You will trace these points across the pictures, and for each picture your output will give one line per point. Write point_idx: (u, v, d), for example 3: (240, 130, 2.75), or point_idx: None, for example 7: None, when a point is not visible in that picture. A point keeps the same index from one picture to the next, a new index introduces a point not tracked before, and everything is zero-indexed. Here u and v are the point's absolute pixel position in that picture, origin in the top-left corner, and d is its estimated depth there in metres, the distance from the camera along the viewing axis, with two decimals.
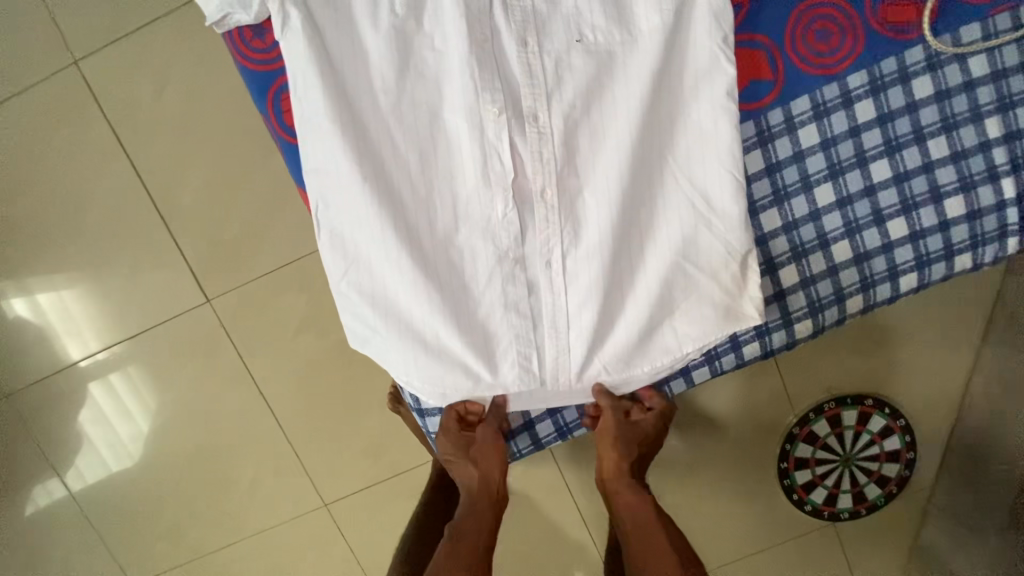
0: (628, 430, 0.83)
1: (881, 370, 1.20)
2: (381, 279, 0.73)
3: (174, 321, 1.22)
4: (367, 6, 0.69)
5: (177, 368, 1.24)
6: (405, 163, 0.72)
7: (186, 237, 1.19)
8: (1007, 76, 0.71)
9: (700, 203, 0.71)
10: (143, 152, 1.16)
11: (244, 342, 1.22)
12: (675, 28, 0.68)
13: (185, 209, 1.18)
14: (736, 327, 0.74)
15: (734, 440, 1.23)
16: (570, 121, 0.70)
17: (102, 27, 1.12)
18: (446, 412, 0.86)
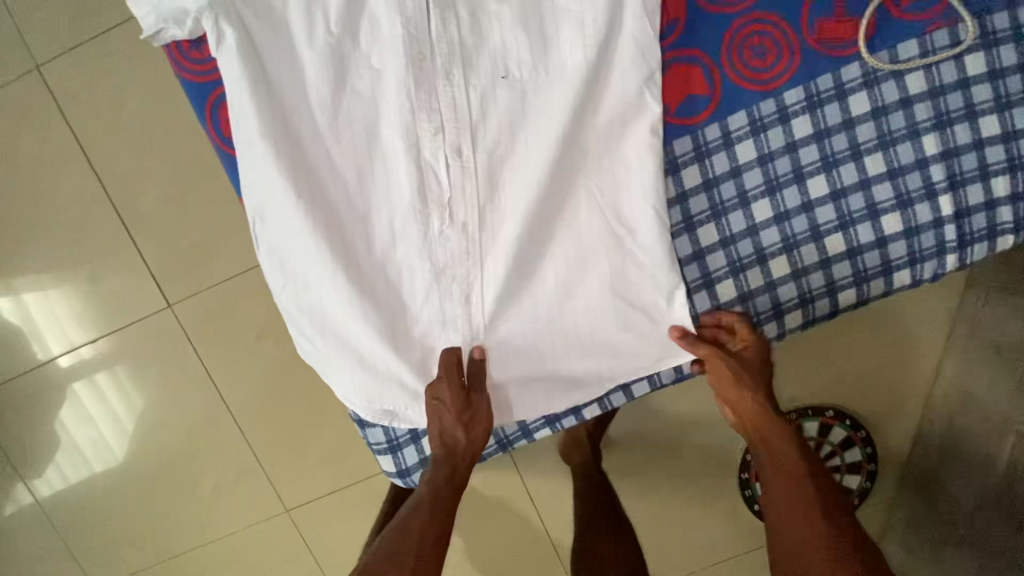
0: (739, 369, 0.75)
1: (842, 382, 1.19)
2: (319, 296, 0.74)
3: (138, 326, 1.22)
4: (303, 20, 0.69)
5: (141, 372, 1.24)
6: (343, 181, 0.73)
7: (146, 243, 1.19)
8: (944, 93, 0.71)
9: (626, 237, 0.73)
10: (103, 158, 1.17)
11: (205, 348, 1.22)
12: (601, 62, 0.68)
13: (145, 215, 1.18)
14: (664, 357, 0.77)
15: (694, 448, 1.24)
16: (497, 155, 0.71)
17: (64, 33, 1.13)
18: (445, 355, 0.75)
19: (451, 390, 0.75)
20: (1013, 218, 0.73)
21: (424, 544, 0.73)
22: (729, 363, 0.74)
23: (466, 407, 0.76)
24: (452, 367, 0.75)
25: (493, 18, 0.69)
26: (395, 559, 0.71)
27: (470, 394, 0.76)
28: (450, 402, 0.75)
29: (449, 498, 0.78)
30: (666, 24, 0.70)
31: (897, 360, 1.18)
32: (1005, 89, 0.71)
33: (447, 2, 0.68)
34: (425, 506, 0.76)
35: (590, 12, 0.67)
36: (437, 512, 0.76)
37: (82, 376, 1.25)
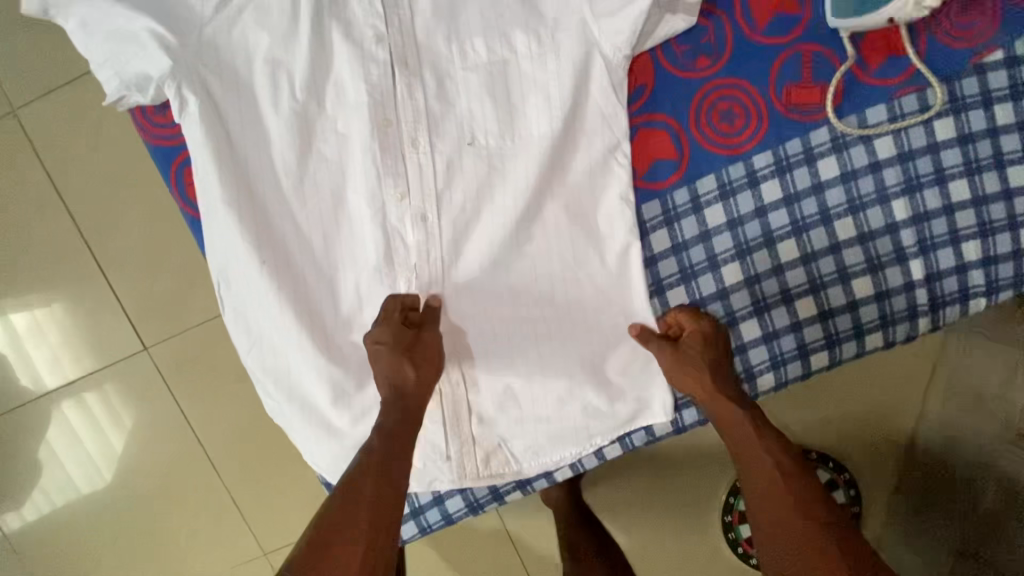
0: (691, 359, 0.69)
1: (830, 426, 1.16)
2: (285, 360, 0.73)
3: (113, 369, 1.20)
4: (269, 89, 0.69)
5: (116, 416, 1.22)
6: (309, 244, 0.72)
7: (125, 287, 1.18)
8: (914, 157, 0.71)
9: (599, 297, 0.73)
10: (81, 202, 1.16)
11: (182, 391, 1.21)
12: (566, 132, 0.69)
13: (124, 258, 1.17)
14: (635, 421, 0.75)
15: (676, 484, 1.14)
16: (463, 218, 0.71)
17: (39, 78, 1.12)
18: (390, 299, 0.69)
19: (394, 333, 0.67)
20: (985, 281, 0.72)
21: (382, 489, 0.60)
22: (677, 355, 0.69)
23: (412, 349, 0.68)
24: (398, 309, 0.69)
25: (459, 88, 0.69)
26: (352, 515, 0.57)
27: (418, 330, 0.69)
28: (392, 343, 0.67)
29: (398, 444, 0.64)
30: (632, 90, 0.70)
31: (881, 403, 1.15)
32: (974, 154, 0.71)
33: (413, 71, 0.69)
34: (374, 450, 0.63)
35: (553, 83, 0.68)
36: (391, 451, 0.63)
37: (54, 422, 1.22)
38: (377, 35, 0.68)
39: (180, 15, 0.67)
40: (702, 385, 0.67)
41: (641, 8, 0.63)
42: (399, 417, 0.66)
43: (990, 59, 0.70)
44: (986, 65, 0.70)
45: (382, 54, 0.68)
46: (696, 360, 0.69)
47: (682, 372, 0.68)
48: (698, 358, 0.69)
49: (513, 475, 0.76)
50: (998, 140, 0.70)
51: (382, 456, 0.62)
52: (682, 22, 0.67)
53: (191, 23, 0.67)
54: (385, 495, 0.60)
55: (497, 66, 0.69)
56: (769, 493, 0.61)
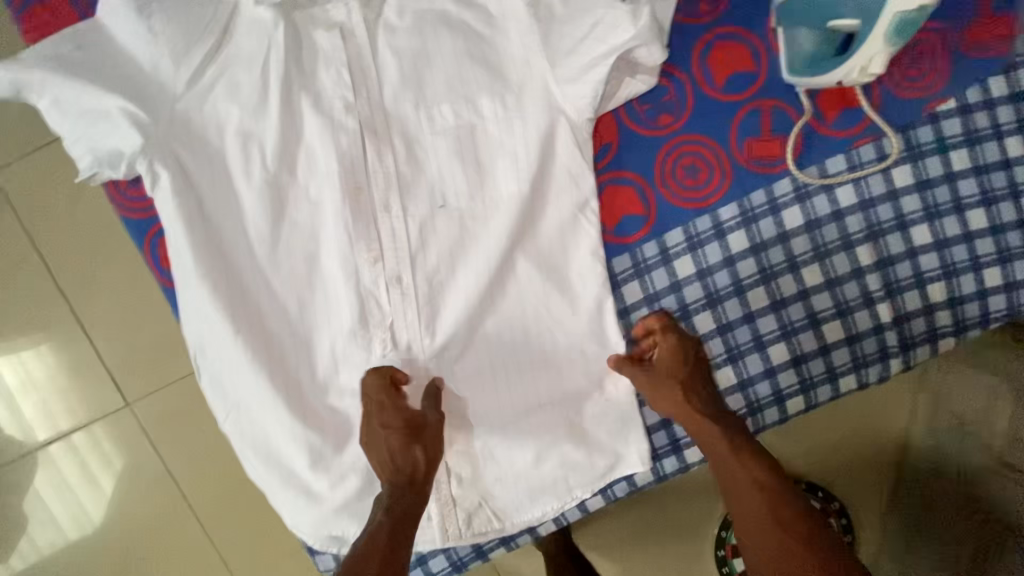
0: (664, 376, 0.69)
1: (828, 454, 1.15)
2: (262, 424, 0.73)
3: (95, 431, 1.16)
4: (241, 161, 0.70)
5: (92, 481, 1.17)
6: (283, 310, 0.72)
7: (107, 343, 1.14)
8: (875, 205, 0.73)
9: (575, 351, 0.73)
10: (59, 258, 1.12)
11: (166, 446, 1.17)
12: (535, 192, 0.71)
13: (104, 313, 1.13)
14: (615, 471, 0.75)
15: (663, 511, 1.11)
16: (436, 279, 0.72)
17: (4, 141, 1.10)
18: (378, 375, 0.68)
19: (395, 416, 0.68)
20: (952, 321, 0.74)
21: (397, 530, 0.63)
22: (652, 375, 0.69)
23: (416, 433, 0.68)
24: (391, 383, 0.68)
25: (428, 152, 0.71)
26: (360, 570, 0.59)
27: (419, 413, 0.69)
28: (397, 428, 0.68)
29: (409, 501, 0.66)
30: (597, 148, 0.72)
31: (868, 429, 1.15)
32: (933, 200, 0.73)
33: (382, 138, 0.70)
34: (385, 524, 0.64)
35: (522, 147, 0.70)
36: (404, 496, 0.66)
37: (28, 491, 1.17)
38: (346, 104, 0.69)
39: (149, 91, 0.67)
40: (678, 405, 0.68)
41: (601, 74, 0.65)
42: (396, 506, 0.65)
43: (943, 107, 0.72)
44: (939, 114, 0.72)
45: (351, 123, 0.69)
46: (668, 378, 0.69)
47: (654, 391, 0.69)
48: (669, 374, 0.69)
49: (496, 532, 0.76)
50: (955, 185, 0.73)
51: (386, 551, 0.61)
52: (642, 84, 0.69)
53: (161, 99, 0.68)
54: (399, 536, 0.63)
55: (465, 131, 0.70)
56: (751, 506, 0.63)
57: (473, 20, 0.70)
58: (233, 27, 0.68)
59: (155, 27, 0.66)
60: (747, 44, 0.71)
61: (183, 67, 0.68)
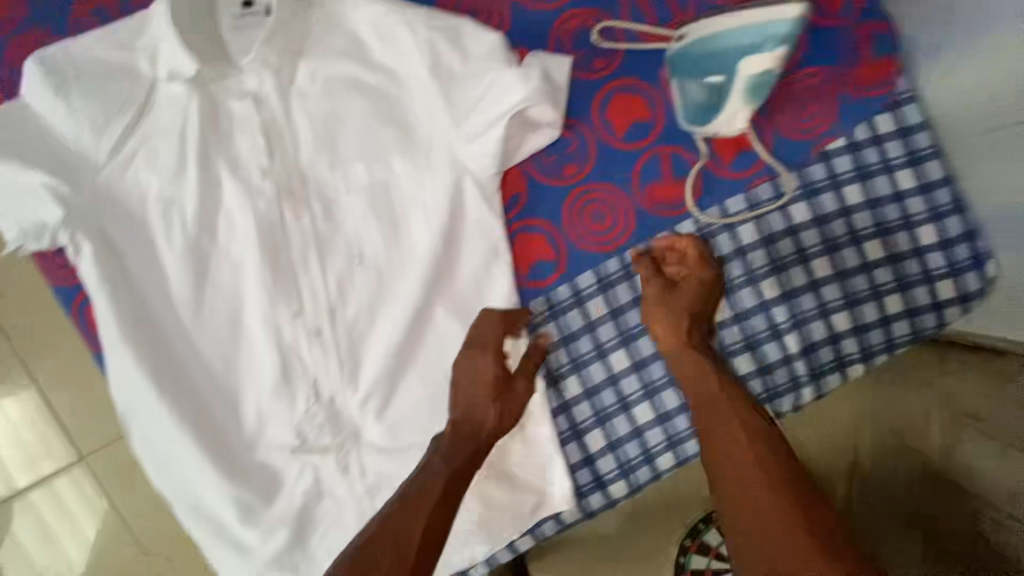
0: (677, 296, 0.68)
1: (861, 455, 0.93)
2: (191, 481, 0.74)
3: (39, 496, 1.02)
4: (163, 227, 0.73)
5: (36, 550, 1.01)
6: (209, 368, 0.74)
7: (54, 389, 1.00)
8: (776, 240, 0.76)
9: None
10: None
11: (126, 502, 1.03)
12: (447, 244, 0.73)
13: (52, 357, 1.00)
14: (541, 511, 0.76)
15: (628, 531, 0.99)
16: (355, 332, 0.74)
17: None
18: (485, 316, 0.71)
19: (496, 364, 0.67)
20: (858, 348, 0.77)
21: (454, 481, 0.61)
22: (664, 295, 0.68)
23: (506, 393, 0.67)
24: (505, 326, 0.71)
25: (344, 211, 0.74)
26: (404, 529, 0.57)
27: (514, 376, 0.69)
28: (491, 375, 0.67)
29: (463, 462, 0.63)
30: (507, 199, 0.76)
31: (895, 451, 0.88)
32: (831, 233, 0.76)
33: (299, 199, 0.73)
34: (435, 489, 0.60)
35: (433, 203, 0.72)
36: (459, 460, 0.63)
37: None
38: (262, 168, 0.72)
39: (71, 165, 0.70)
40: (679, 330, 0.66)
41: (496, 135, 0.68)
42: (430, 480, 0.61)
43: (833, 146, 0.75)
44: (830, 152, 0.75)
45: (268, 186, 0.72)
46: (681, 303, 0.68)
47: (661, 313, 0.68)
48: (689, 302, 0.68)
49: None
50: (851, 219, 0.76)
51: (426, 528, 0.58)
52: (544, 136, 0.72)
53: (83, 172, 0.70)
54: (447, 503, 0.60)
55: (378, 189, 0.73)
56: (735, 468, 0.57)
57: (382, 84, 0.73)
58: (151, 101, 0.72)
59: (74, 103, 0.69)
60: (643, 94, 0.74)
61: (104, 140, 0.70)
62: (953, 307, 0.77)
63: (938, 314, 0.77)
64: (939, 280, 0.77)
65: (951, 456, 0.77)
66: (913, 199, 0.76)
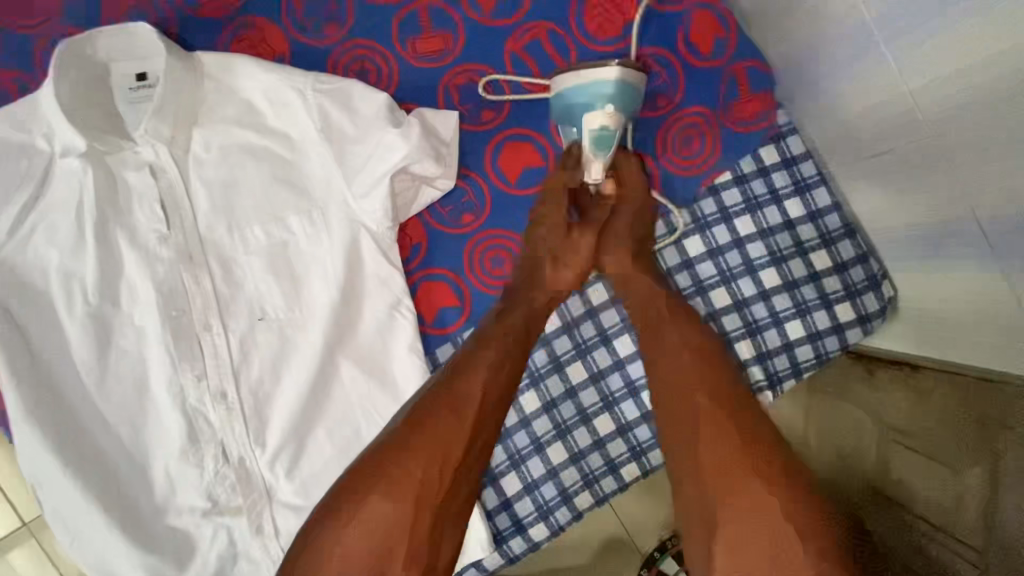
0: (626, 227, 0.71)
1: (846, 444, 0.85)
2: (101, 553, 0.73)
3: None
4: (63, 298, 0.73)
5: None
6: (117, 435, 0.74)
7: None
8: (673, 274, 0.78)
9: None
10: None
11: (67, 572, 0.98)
12: (347, 297, 0.74)
13: None
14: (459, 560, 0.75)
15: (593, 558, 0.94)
16: (260, 391, 0.74)
17: None
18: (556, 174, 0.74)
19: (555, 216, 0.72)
20: (765, 375, 0.78)
21: (493, 383, 0.61)
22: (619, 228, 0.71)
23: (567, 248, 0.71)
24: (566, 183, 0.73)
25: (244, 271, 0.75)
26: (443, 433, 0.58)
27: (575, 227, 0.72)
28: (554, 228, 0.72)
29: (511, 367, 0.63)
30: (408, 249, 0.78)
31: (854, 453, 0.83)
32: (726, 264, 0.78)
33: (198, 263, 0.74)
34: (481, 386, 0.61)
35: (329, 259, 0.74)
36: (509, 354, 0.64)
37: None
38: (159, 235, 0.73)
39: None
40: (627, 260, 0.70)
41: (383, 191, 0.71)
42: (466, 369, 0.62)
43: (720, 179, 0.78)
44: (718, 186, 0.78)
45: (166, 252, 0.73)
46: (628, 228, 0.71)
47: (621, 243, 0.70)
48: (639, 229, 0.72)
49: None
50: (744, 249, 0.78)
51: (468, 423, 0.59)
52: (435, 190, 0.75)
53: None
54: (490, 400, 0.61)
55: (277, 247, 0.75)
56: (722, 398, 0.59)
57: (274, 146, 0.75)
58: (48, 177, 0.73)
59: None
60: (533, 143, 0.78)
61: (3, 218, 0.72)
62: (855, 329, 0.78)
63: (840, 336, 0.78)
64: (837, 303, 0.78)
65: (886, 471, 0.76)
66: (804, 227, 0.78)
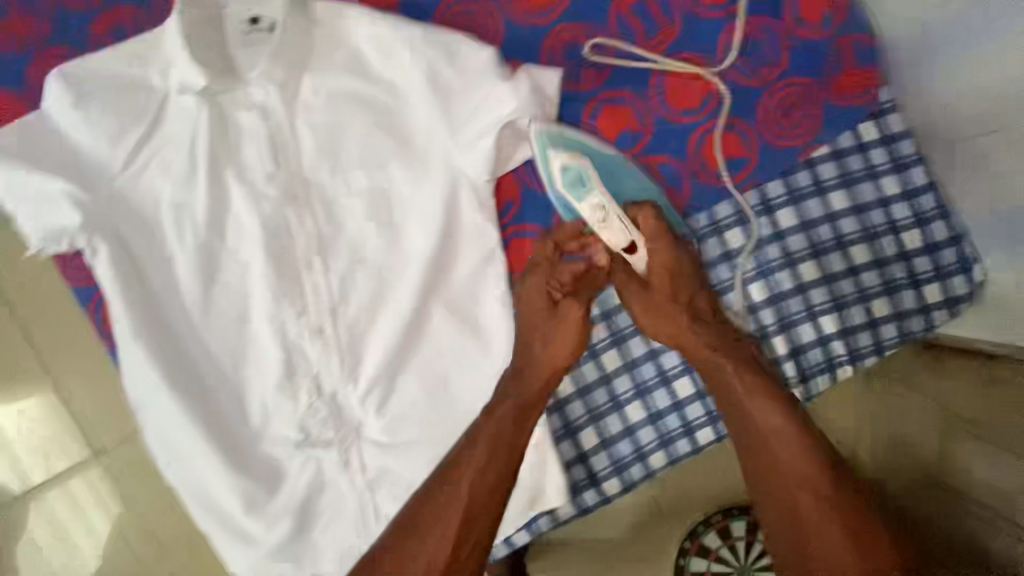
0: (653, 289, 0.73)
1: (900, 437, 0.85)
2: (199, 473, 0.77)
3: (58, 490, 1.02)
4: (174, 228, 0.76)
5: (59, 540, 1.02)
6: (218, 364, 0.77)
7: (65, 387, 1.01)
8: (763, 245, 0.78)
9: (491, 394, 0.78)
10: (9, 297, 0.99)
11: (139, 506, 1.03)
12: (443, 246, 0.76)
13: (60, 360, 1.00)
14: (536, 505, 0.78)
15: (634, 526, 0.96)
16: (356, 331, 0.77)
17: None
18: (540, 243, 0.75)
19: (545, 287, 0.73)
20: (848, 351, 0.78)
21: (475, 487, 0.65)
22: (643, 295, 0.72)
23: (560, 320, 0.74)
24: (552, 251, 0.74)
25: (346, 214, 0.77)
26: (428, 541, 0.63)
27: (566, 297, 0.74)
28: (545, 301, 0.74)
29: (495, 469, 0.67)
30: (501, 205, 0.80)
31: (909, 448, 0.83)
32: (817, 238, 0.78)
33: (303, 204, 0.76)
34: (462, 490, 0.65)
35: (429, 208, 0.76)
36: (495, 458, 0.67)
37: None
38: (267, 175, 0.76)
39: (90, 173, 0.74)
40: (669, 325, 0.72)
41: (487, 144, 0.72)
42: (441, 489, 0.66)
43: (817, 153, 0.78)
44: (815, 160, 0.78)
45: (273, 192, 0.76)
46: (659, 287, 0.73)
47: (667, 307, 0.72)
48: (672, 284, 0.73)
49: None
50: (836, 224, 0.78)
51: (451, 541, 0.63)
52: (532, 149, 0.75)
53: (100, 180, 0.74)
54: (479, 500, 0.65)
55: (378, 193, 0.77)
56: (769, 451, 0.66)
57: (379, 94, 0.76)
58: (163, 111, 0.75)
59: (92, 115, 0.73)
60: (631, 105, 0.79)
61: (121, 148, 0.74)
62: (941, 311, 0.78)
63: (925, 317, 0.78)
64: (926, 284, 0.78)
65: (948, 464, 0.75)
66: (898, 205, 0.78)
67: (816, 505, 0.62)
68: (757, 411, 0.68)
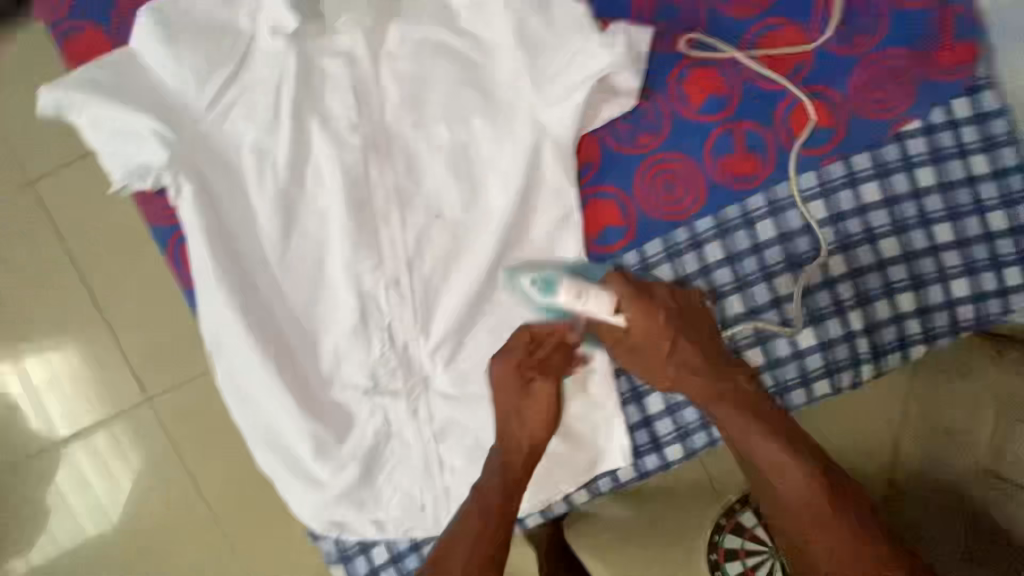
0: (645, 350, 0.70)
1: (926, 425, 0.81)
2: (268, 416, 0.78)
3: (116, 430, 1.05)
4: (255, 172, 0.77)
5: (116, 479, 1.05)
6: (292, 310, 0.78)
7: (125, 331, 1.03)
8: (845, 219, 0.77)
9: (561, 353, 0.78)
10: (79, 239, 1.01)
11: (193, 450, 1.05)
12: (522, 203, 0.76)
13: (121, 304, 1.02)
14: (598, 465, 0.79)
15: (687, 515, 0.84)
16: (429, 284, 0.78)
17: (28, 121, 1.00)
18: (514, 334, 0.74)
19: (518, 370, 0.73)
20: (921, 330, 0.78)
21: (476, 541, 0.68)
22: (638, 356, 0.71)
23: (538, 404, 0.73)
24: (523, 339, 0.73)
25: (425, 167, 0.77)
26: None
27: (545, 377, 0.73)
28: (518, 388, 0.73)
29: (495, 522, 0.70)
30: (580, 166, 0.79)
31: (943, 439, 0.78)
32: (900, 215, 0.77)
33: (384, 155, 0.77)
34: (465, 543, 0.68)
35: (510, 164, 0.76)
36: (490, 510, 0.70)
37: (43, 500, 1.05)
38: (350, 123, 0.76)
39: (177, 112, 0.74)
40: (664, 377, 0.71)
41: (579, 99, 0.72)
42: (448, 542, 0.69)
43: (908, 128, 0.76)
44: (904, 134, 0.76)
45: (356, 140, 0.76)
46: (650, 346, 0.70)
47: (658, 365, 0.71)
48: (649, 329, 0.69)
49: None
50: (921, 202, 0.77)
51: None
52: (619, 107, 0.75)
53: (186, 119, 0.74)
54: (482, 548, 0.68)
55: (460, 148, 0.76)
56: (772, 486, 0.67)
57: (466, 47, 0.76)
58: (250, 53, 0.75)
59: (179, 52, 0.73)
60: (719, 69, 0.77)
61: (207, 87, 0.74)
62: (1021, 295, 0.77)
63: (1005, 299, 0.77)
64: (1009, 267, 0.77)
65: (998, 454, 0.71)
66: (986, 185, 0.76)
67: (835, 537, 0.63)
68: (751, 446, 0.68)
